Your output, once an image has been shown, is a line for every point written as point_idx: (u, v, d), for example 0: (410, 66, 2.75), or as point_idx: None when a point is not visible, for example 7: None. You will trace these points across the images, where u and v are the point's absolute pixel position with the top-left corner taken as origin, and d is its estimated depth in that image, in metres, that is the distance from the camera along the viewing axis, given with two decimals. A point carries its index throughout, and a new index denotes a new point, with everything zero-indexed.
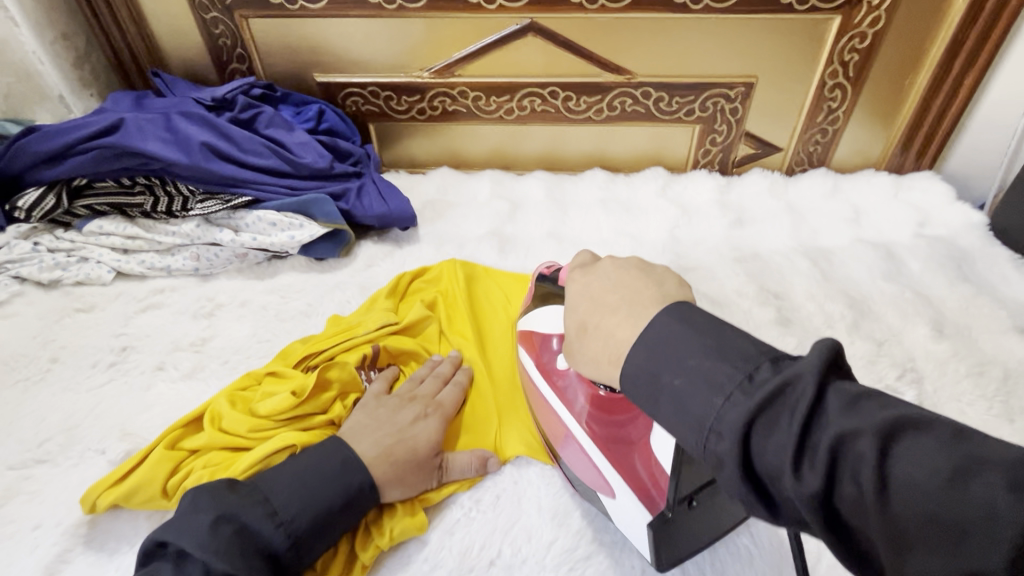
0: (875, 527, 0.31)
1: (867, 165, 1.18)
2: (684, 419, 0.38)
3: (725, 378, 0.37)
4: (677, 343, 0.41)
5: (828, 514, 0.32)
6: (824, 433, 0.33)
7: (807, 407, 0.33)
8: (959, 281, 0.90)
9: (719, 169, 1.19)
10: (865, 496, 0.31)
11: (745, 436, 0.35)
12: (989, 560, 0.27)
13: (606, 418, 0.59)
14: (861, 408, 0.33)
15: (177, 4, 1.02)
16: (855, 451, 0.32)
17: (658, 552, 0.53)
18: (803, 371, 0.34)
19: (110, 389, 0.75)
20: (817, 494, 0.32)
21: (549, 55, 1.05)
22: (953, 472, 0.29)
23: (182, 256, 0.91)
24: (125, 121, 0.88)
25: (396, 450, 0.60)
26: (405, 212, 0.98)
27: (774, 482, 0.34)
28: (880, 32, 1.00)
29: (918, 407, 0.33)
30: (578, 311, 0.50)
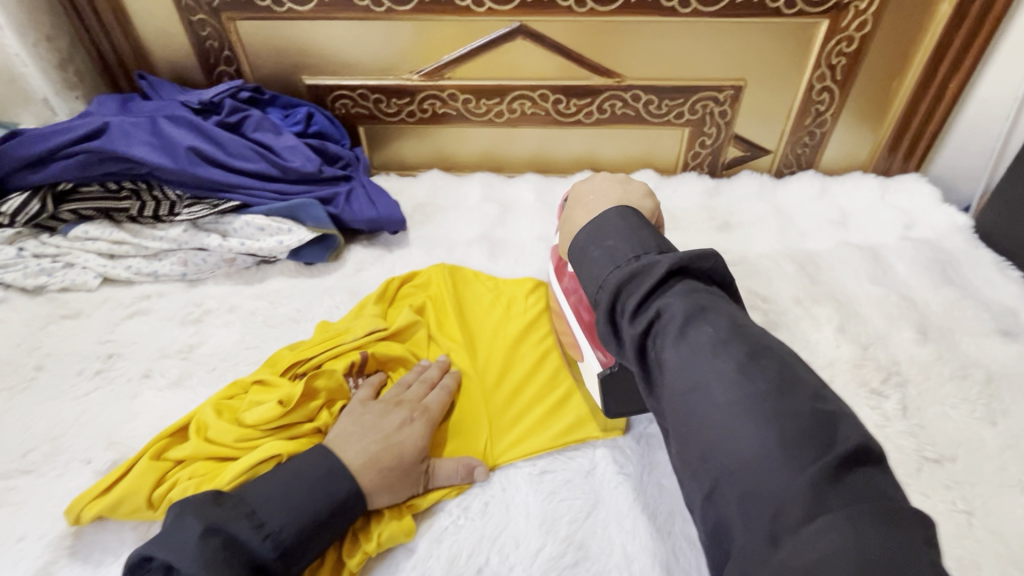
0: (665, 364, 0.45)
1: (854, 167, 1.19)
2: (590, 277, 0.53)
3: (623, 253, 0.52)
4: (610, 224, 0.56)
5: (642, 351, 0.47)
6: (660, 301, 0.47)
7: (661, 283, 0.47)
8: (944, 285, 0.91)
9: (708, 171, 1.20)
10: (668, 341, 0.45)
11: (619, 292, 0.49)
12: (715, 390, 0.41)
13: (593, 308, 0.70)
14: (696, 298, 0.46)
15: (162, 6, 1.01)
16: (667, 314, 0.46)
17: (607, 397, 0.66)
18: (665, 258, 0.48)
19: (96, 397, 0.75)
20: (640, 337, 0.46)
21: (539, 57, 1.05)
22: (726, 350, 0.43)
23: (170, 261, 0.91)
24: (110, 126, 0.87)
25: (382, 457, 0.60)
26: (394, 216, 0.97)
27: (620, 320, 0.49)
28: (867, 36, 1.01)
29: (729, 306, 0.47)
30: (571, 210, 0.68)
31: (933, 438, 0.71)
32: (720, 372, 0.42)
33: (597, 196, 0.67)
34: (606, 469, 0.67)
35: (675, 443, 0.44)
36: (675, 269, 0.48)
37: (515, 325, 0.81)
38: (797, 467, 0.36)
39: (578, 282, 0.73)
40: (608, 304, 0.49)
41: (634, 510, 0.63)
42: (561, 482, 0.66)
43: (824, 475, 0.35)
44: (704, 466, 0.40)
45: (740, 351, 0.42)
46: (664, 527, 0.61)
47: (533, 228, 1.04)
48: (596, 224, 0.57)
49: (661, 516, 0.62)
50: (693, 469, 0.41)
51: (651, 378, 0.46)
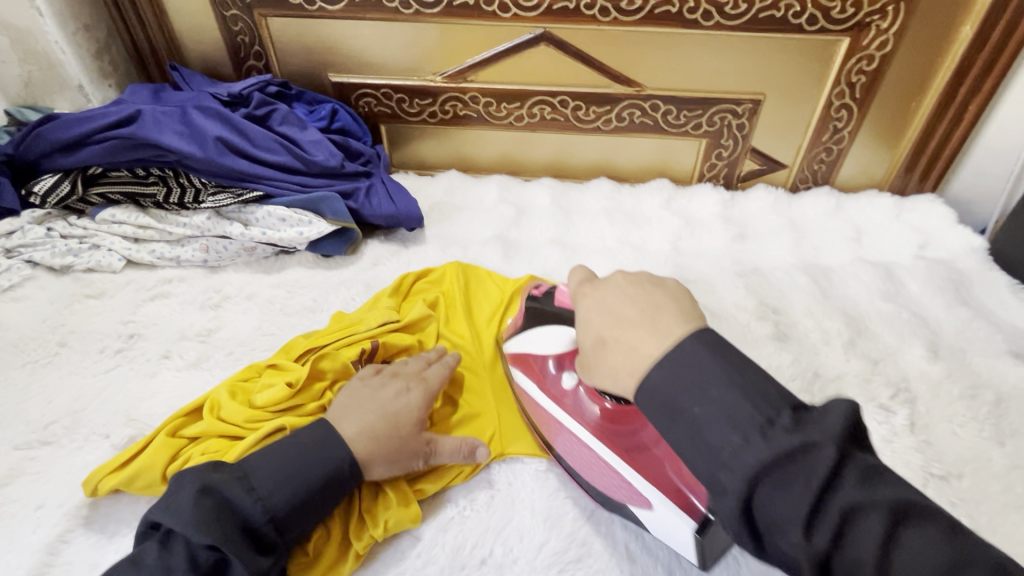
0: None
1: (870, 185, 1.19)
2: (706, 449, 0.44)
3: (742, 412, 0.43)
4: (699, 373, 0.46)
5: (823, 564, 0.39)
6: (838, 500, 0.39)
7: (830, 474, 0.39)
8: (957, 304, 0.91)
9: (723, 184, 1.21)
10: (860, 564, 0.38)
11: (753, 484, 0.41)
12: None
13: (618, 428, 0.61)
14: (876, 485, 0.39)
15: (198, 0, 1.04)
16: (861, 523, 0.38)
17: (702, 556, 0.56)
18: (823, 441, 0.40)
19: (116, 375, 0.77)
20: (820, 553, 0.38)
21: (560, 64, 1.06)
22: (949, 567, 0.36)
23: (192, 247, 0.93)
24: (142, 113, 0.90)
25: (377, 428, 0.61)
26: (412, 214, 0.99)
27: (781, 530, 0.40)
28: (887, 55, 1.02)
29: (907, 487, 0.40)
30: (594, 325, 0.56)
31: (940, 455, 0.71)
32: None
33: (609, 291, 0.57)
34: None
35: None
36: (839, 456, 0.40)
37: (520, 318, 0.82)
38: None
39: (584, 403, 0.63)
40: (743, 495, 0.41)
41: None
42: (567, 479, 0.66)
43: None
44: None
45: (950, 565, 0.36)
46: None
47: (548, 230, 1.05)
48: (656, 368, 0.48)
49: None
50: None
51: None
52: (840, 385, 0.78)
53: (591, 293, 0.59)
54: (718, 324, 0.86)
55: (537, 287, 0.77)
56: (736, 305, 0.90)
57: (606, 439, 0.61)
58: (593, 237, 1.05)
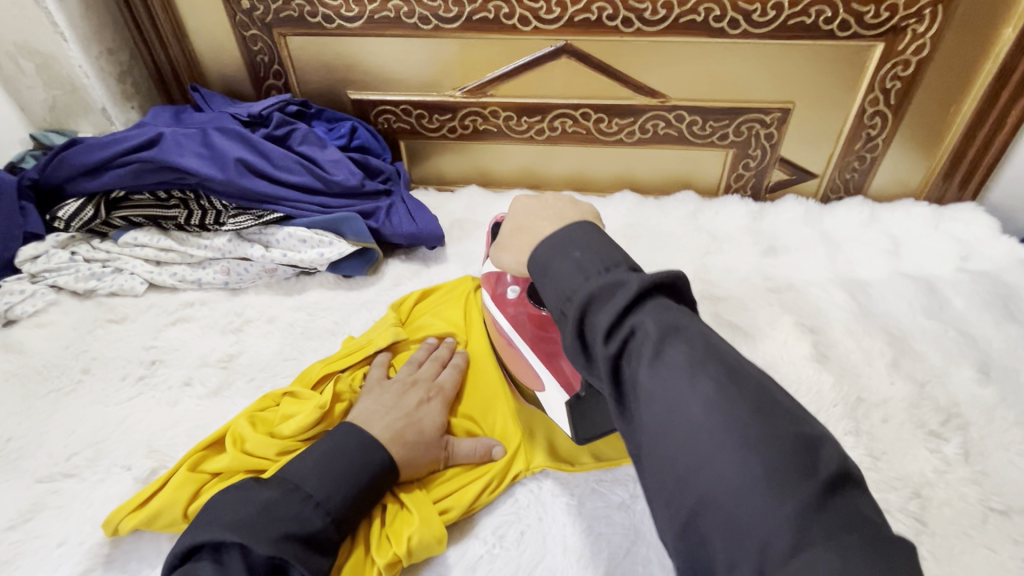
0: (639, 389, 0.40)
1: (906, 194, 1.14)
2: (557, 290, 0.46)
3: (593, 266, 0.45)
4: (579, 233, 0.48)
5: (614, 372, 0.42)
6: (636, 318, 0.42)
7: (633, 301, 0.42)
8: (1006, 321, 0.86)
9: (750, 194, 1.17)
10: (641, 366, 0.40)
11: (588, 308, 0.43)
12: (691, 412, 0.38)
13: (541, 332, 0.71)
14: (668, 314, 0.42)
15: (217, 21, 1.04)
16: (644, 332, 0.41)
17: (574, 427, 0.66)
18: (635, 280, 0.43)
19: (138, 403, 0.76)
20: (615, 356, 0.41)
21: (582, 76, 1.04)
22: (698, 369, 0.39)
23: (213, 269, 0.92)
24: (164, 136, 0.90)
25: (407, 432, 0.63)
26: (434, 232, 0.97)
27: (593, 345, 0.43)
28: (925, 60, 0.98)
29: (703, 325, 0.43)
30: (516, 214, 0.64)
31: (998, 487, 0.67)
32: (712, 401, 0.38)
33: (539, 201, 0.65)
34: (646, 503, 0.64)
35: (646, 466, 0.40)
36: (643, 289, 0.42)
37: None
38: (779, 504, 0.33)
39: (524, 307, 0.73)
40: (576, 320, 0.43)
41: None
42: (601, 515, 0.63)
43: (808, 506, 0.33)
44: (682, 495, 0.37)
45: (718, 372, 0.39)
46: None
47: None
48: (547, 238, 0.50)
49: None
50: (666, 497, 0.38)
51: (624, 400, 0.42)
52: (885, 411, 0.75)
53: (533, 199, 0.64)
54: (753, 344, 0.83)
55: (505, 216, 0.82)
56: (770, 324, 0.86)
57: (529, 339, 0.71)
58: None
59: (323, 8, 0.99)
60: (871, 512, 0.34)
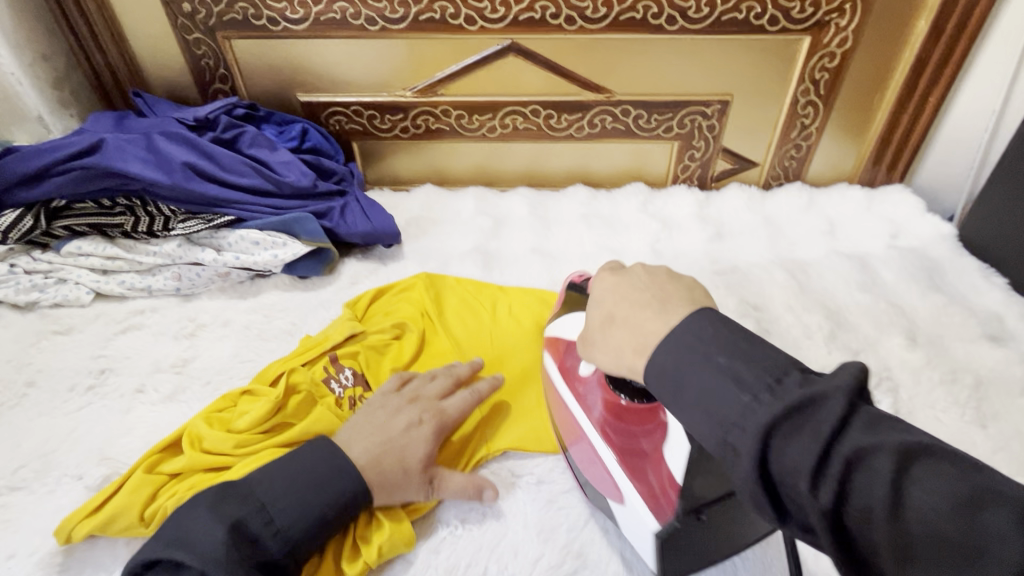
0: (878, 547, 0.32)
1: (840, 179, 1.21)
2: (712, 416, 0.40)
3: (754, 379, 0.39)
4: (710, 336, 0.43)
5: (838, 525, 0.33)
6: (846, 444, 0.34)
7: (838, 425, 0.34)
8: (931, 292, 0.93)
9: (698, 184, 1.22)
10: (878, 519, 0.32)
11: (768, 437, 0.36)
12: (955, 553, 0.30)
13: (620, 424, 0.59)
14: (885, 430, 0.34)
15: (159, 25, 1.02)
16: (869, 468, 0.33)
17: (663, 560, 0.54)
18: (831, 389, 0.36)
19: (88, 413, 0.74)
20: (829, 508, 0.33)
21: (529, 73, 1.07)
22: (966, 504, 0.30)
23: (163, 276, 0.91)
24: (105, 142, 0.88)
25: (384, 459, 0.59)
26: (389, 229, 0.98)
27: (789, 488, 0.35)
28: (848, 51, 1.04)
29: (935, 438, 0.34)
30: (605, 302, 0.53)
31: None
32: (996, 549, 0.29)
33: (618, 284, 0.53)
34: None
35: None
36: (846, 404, 0.35)
37: (492, 331, 0.83)
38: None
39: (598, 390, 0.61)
40: (757, 456, 0.36)
41: None
42: (559, 491, 0.66)
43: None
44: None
45: (1002, 513, 0.30)
46: None
47: (527, 240, 1.05)
48: (665, 338, 0.44)
49: None
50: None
51: (866, 565, 0.33)
52: None
53: (616, 277, 0.54)
54: None
55: (582, 275, 0.74)
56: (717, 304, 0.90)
57: (606, 434, 0.59)
58: (572, 244, 1.05)
59: (268, 10, 0.99)
60: None
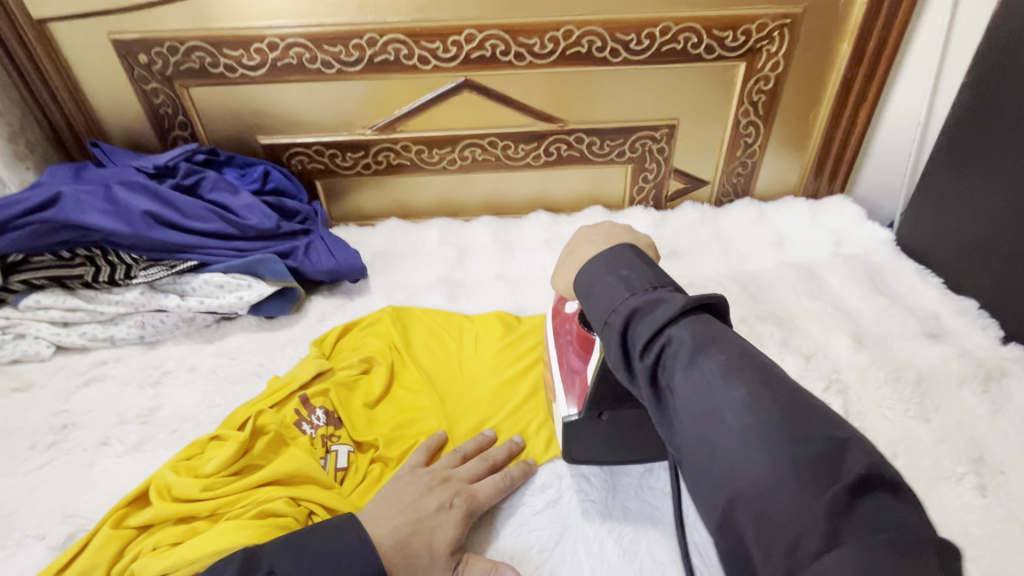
0: (677, 396, 0.39)
1: (786, 192, 1.28)
2: (599, 306, 0.47)
3: (639, 281, 0.46)
4: (623, 256, 0.49)
5: (654, 385, 0.41)
6: (674, 328, 0.41)
7: (670, 314, 0.41)
8: (874, 295, 0.98)
9: (653, 204, 1.27)
10: (678, 371, 0.39)
11: (631, 318, 0.43)
12: (727, 419, 0.36)
13: (578, 352, 0.68)
14: (706, 325, 0.41)
15: (115, 76, 1.04)
16: (678, 340, 0.40)
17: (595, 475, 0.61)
18: (677, 297, 0.43)
19: (50, 471, 0.73)
20: (652, 368, 0.41)
21: (484, 108, 1.11)
22: (739, 374, 0.38)
23: (126, 325, 0.90)
24: (63, 195, 0.87)
25: (411, 540, 0.57)
26: (354, 265, 1.00)
27: (635, 352, 0.42)
28: (781, 75, 1.11)
29: (744, 340, 0.41)
30: (570, 244, 0.65)
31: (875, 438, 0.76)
32: (745, 408, 0.36)
33: (593, 229, 0.65)
34: (569, 496, 0.69)
35: (687, 470, 0.38)
36: (687, 303, 0.42)
37: (459, 359, 0.85)
38: (811, 496, 0.31)
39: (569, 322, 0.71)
40: (620, 330, 0.43)
41: (600, 532, 0.65)
42: (529, 514, 0.67)
43: (839, 507, 0.30)
44: (715, 496, 0.35)
45: (754, 379, 0.37)
46: (630, 547, 0.64)
47: (491, 268, 1.08)
48: (597, 256, 0.51)
49: (627, 537, 0.64)
50: (705, 494, 0.36)
51: (665, 410, 0.40)
52: None
53: (589, 228, 0.67)
54: None
55: None
56: None
57: (566, 356, 0.69)
58: (535, 269, 1.08)
59: (224, 58, 1.01)
60: (918, 523, 0.30)
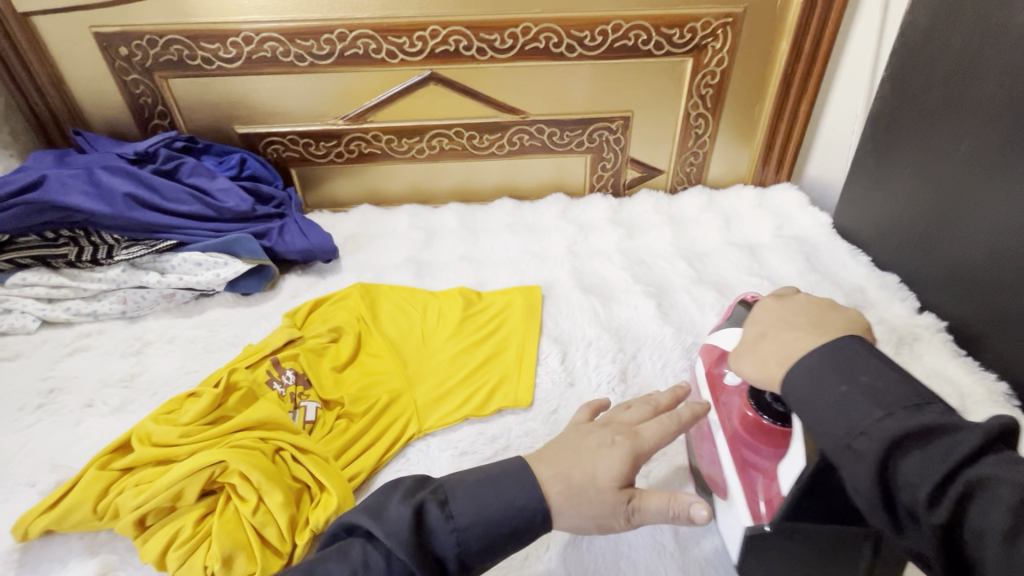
0: (988, 565, 0.34)
1: (736, 181, 1.37)
2: (831, 426, 0.42)
3: (891, 402, 0.40)
4: (849, 353, 0.44)
5: (947, 541, 0.36)
6: (970, 471, 0.36)
7: (964, 457, 0.36)
8: (807, 272, 1.07)
9: (613, 192, 1.35)
10: (990, 536, 0.34)
11: (893, 452, 0.38)
12: None
13: (750, 439, 0.63)
14: (1022, 469, 0.35)
15: (97, 67, 1.09)
16: (992, 494, 0.34)
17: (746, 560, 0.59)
18: (971, 428, 0.37)
19: (38, 429, 0.78)
20: (941, 522, 0.36)
21: (450, 99, 1.18)
22: None
23: (109, 300, 0.96)
24: (47, 177, 0.93)
25: (574, 473, 0.51)
26: (326, 246, 1.06)
27: (906, 498, 0.37)
28: (726, 70, 1.20)
29: None
30: (758, 324, 0.54)
31: None
32: None
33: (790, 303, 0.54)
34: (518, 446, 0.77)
35: None
36: (980, 441, 0.36)
37: (423, 328, 0.92)
38: None
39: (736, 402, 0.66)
40: (878, 464, 0.38)
41: None
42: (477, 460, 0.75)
43: None
44: None
45: None
46: None
47: (457, 249, 1.15)
48: (811, 351, 0.46)
49: None
50: None
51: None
52: None
53: (776, 301, 0.56)
54: (610, 310, 0.98)
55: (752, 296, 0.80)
56: (626, 292, 1.02)
57: (731, 440, 0.64)
58: (498, 250, 1.15)
59: (202, 51, 1.07)
60: None
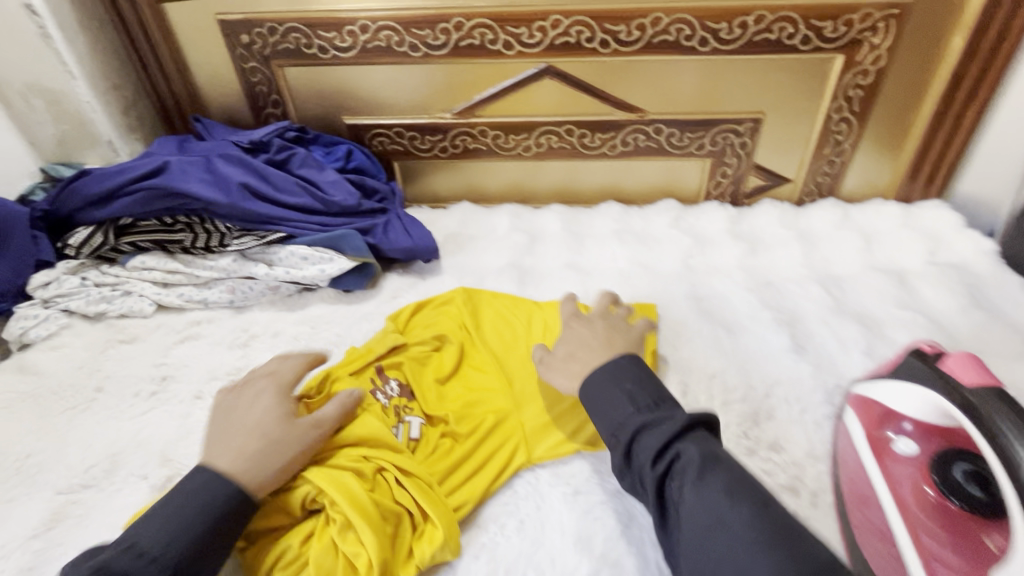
0: (682, 511, 0.47)
1: (875, 195, 1.21)
2: (605, 417, 0.56)
3: (642, 399, 0.55)
4: (621, 368, 0.59)
5: (660, 493, 0.49)
6: (678, 446, 0.50)
7: (676, 433, 0.51)
8: (971, 309, 0.92)
9: (730, 200, 1.23)
10: (683, 485, 0.48)
11: (638, 432, 0.52)
12: (730, 533, 0.44)
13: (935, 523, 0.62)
14: (706, 445, 0.50)
15: (218, 54, 1.10)
16: (685, 457, 0.49)
17: None
18: (677, 415, 0.53)
19: (152, 417, 0.79)
20: (660, 478, 0.49)
21: (564, 95, 1.10)
22: (737, 493, 0.46)
23: (218, 289, 0.96)
24: (170, 164, 0.94)
25: (250, 443, 0.61)
26: (428, 245, 1.02)
27: (639, 463, 0.52)
28: (883, 69, 1.04)
29: (739, 463, 0.50)
30: None
31: None
32: (743, 522, 0.44)
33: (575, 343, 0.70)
34: None
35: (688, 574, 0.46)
36: (685, 425, 0.51)
37: (528, 343, 0.86)
38: None
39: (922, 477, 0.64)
40: (627, 439, 0.53)
41: None
42: (594, 501, 0.68)
43: None
44: None
45: (751, 503, 0.45)
46: None
47: (561, 255, 1.08)
48: (599, 368, 0.60)
49: None
50: None
51: (665, 520, 0.49)
52: None
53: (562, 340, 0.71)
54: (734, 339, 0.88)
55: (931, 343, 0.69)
56: (751, 318, 0.92)
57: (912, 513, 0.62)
58: (605, 260, 1.07)
59: (318, 40, 1.05)
60: None
